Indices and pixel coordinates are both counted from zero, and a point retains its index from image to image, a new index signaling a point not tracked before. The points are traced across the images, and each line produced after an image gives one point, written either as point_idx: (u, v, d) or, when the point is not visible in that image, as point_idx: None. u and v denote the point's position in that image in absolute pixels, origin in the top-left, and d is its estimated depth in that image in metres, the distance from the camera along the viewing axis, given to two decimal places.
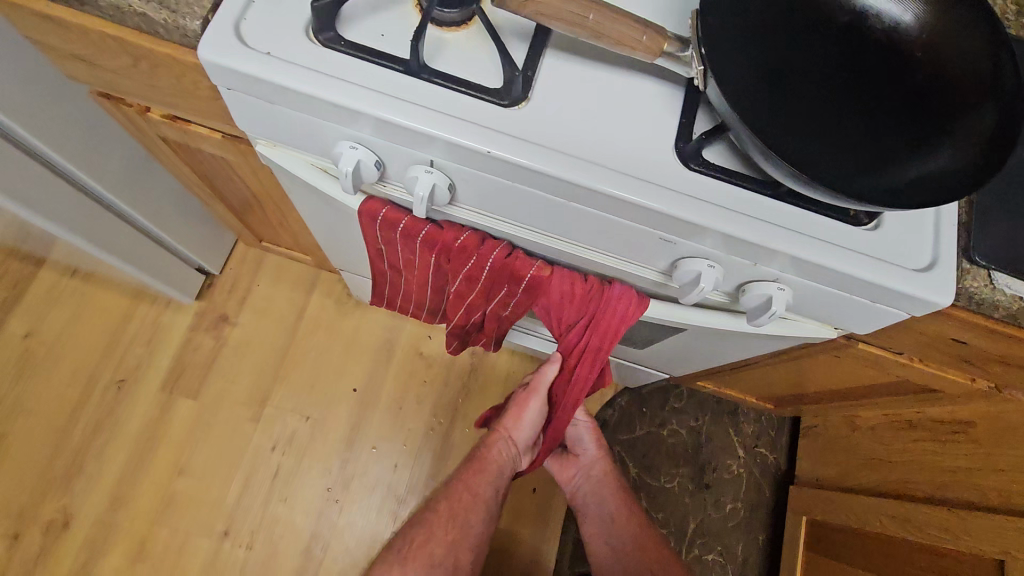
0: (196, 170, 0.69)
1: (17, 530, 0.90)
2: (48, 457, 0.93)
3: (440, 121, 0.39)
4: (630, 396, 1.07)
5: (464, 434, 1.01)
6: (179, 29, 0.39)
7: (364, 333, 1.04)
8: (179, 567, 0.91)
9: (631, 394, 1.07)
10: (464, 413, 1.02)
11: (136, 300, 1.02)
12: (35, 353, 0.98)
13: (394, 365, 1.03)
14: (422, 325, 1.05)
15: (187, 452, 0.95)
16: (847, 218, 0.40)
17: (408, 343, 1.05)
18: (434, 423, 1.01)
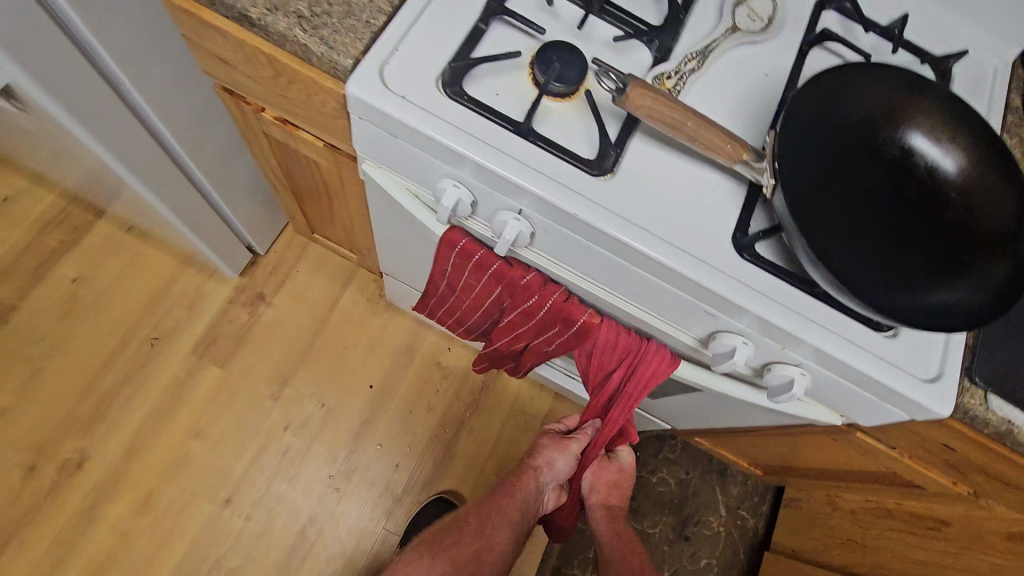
0: (282, 164, 0.75)
1: (35, 461, 0.94)
2: (75, 398, 0.98)
3: (538, 179, 0.44)
4: None
5: (466, 447, 1.06)
6: (331, 63, 0.46)
7: (389, 335, 1.10)
8: (179, 525, 0.95)
9: None
10: (470, 427, 1.07)
11: (183, 265, 1.07)
12: (81, 298, 1.03)
13: (412, 369, 1.08)
14: (443, 337, 1.11)
15: (206, 417, 1.00)
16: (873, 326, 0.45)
17: (428, 351, 1.10)
18: (440, 431, 1.06)
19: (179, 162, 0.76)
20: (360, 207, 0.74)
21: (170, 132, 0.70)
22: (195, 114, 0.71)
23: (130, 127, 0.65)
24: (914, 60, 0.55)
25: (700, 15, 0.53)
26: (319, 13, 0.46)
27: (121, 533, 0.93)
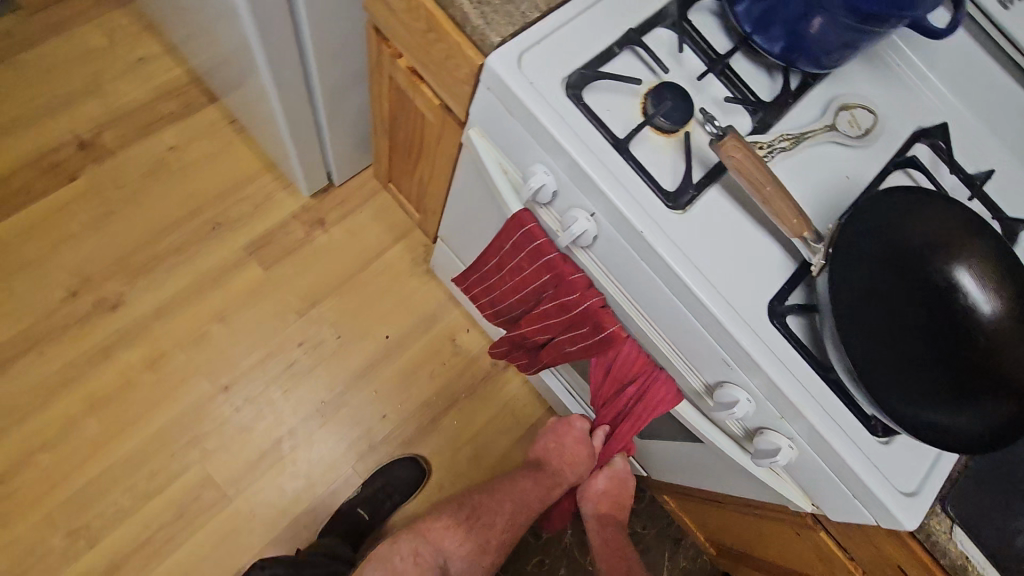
0: (392, 110, 0.82)
1: (79, 288, 1.02)
2: (132, 248, 1.06)
3: (619, 190, 0.49)
4: None
5: (451, 424, 1.10)
6: (480, 35, 0.52)
7: (420, 297, 1.15)
8: (176, 392, 1.01)
9: None
10: (460, 407, 1.11)
11: (266, 169, 1.15)
12: (169, 165, 1.12)
13: (429, 336, 1.14)
14: (466, 318, 1.16)
15: (235, 307, 1.07)
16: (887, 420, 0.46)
17: (449, 325, 1.15)
18: (433, 401, 1.11)
19: (308, 80, 0.84)
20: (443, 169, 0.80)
21: (314, 52, 0.77)
22: (340, 44, 0.79)
23: (283, 33, 0.72)
24: (986, 213, 0.59)
25: (802, 109, 0.58)
26: None
27: (126, 379, 1.00)
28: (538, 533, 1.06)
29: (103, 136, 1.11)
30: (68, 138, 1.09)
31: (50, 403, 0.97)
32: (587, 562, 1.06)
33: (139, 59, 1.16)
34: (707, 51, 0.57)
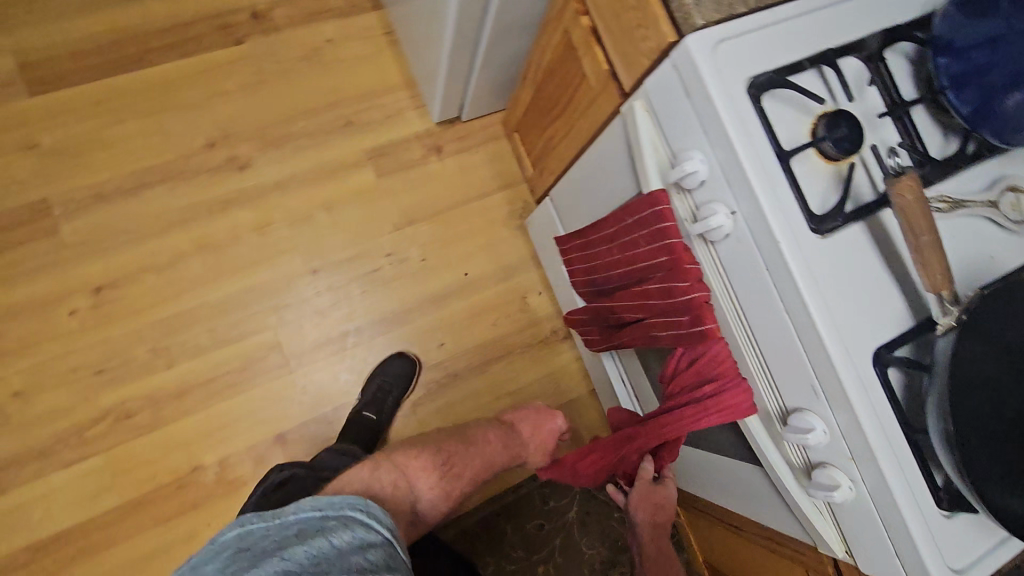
0: (549, 65, 0.84)
1: (218, 142, 1.12)
2: (271, 121, 1.14)
3: (770, 197, 0.50)
4: None
5: (498, 372, 1.15)
6: (685, 15, 0.53)
7: (506, 248, 1.20)
8: (271, 260, 1.09)
9: None
10: (511, 360, 1.16)
11: (405, 86, 1.21)
12: (322, 56, 1.19)
13: (503, 286, 1.18)
14: (541, 281, 1.19)
15: (342, 202, 1.14)
16: (968, 493, 0.46)
17: (524, 282, 1.19)
18: (488, 345, 1.15)
19: (484, 18, 0.87)
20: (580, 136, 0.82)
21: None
22: None
23: None
24: None
25: (967, 177, 0.57)
26: None
27: (234, 236, 1.09)
28: (546, 498, 1.10)
29: (274, 12, 1.18)
30: (244, 6, 1.17)
31: (168, 235, 1.07)
32: (579, 538, 1.09)
33: None
34: (892, 92, 0.56)
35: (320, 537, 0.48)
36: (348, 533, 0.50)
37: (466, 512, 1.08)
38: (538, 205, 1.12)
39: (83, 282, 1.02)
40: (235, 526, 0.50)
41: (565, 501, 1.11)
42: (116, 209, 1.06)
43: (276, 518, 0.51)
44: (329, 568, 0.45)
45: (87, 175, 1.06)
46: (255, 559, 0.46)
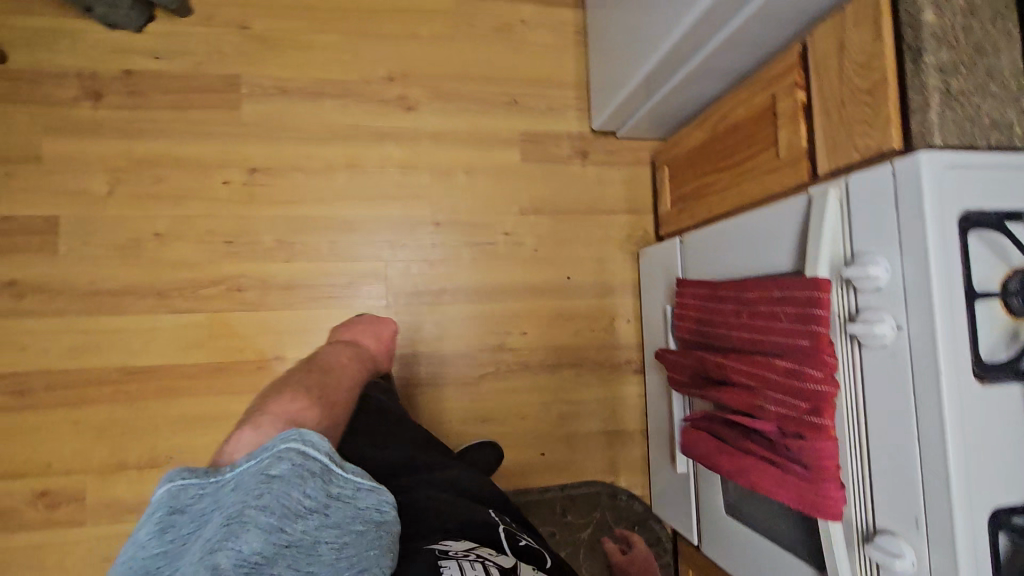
0: (736, 119, 0.86)
1: (396, 79, 1.19)
2: (448, 76, 1.21)
3: (947, 330, 0.50)
4: (642, 509, 1.17)
5: (564, 377, 1.18)
6: (922, 135, 0.54)
7: (613, 267, 1.22)
8: (404, 200, 1.16)
9: (644, 510, 1.17)
10: (579, 372, 1.19)
11: (577, 87, 1.25)
12: (513, 33, 1.24)
13: (596, 302, 1.21)
14: (634, 310, 1.22)
15: (483, 171, 1.20)
16: None
17: (618, 305, 1.21)
18: (564, 350, 1.19)
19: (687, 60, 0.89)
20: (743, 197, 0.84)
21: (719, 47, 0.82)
22: (743, 50, 0.83)
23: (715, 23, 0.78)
24: None
25: None
26: (954, 99, 0.54)
27: (379, 166, 1.16)
28: (565, 511, 1.15)
29: None
30: None
31: (326, 145, 1.15)
32: (585, 561, 1.13)
33: None
34: None
35: (257, 481, 0.51)
36: (283, 471, 0.52)
37: None
38: (658, 242, 1.15)
39: (244, 161, 1.13)
40: (163, 482, 0.52)
41: (582, 521, 1.15)
42: (292, 107, 1.15)
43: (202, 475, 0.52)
44: (263, 517, 0.49)
45: (279, 68, 1.15)
46: (187, 524, 0.50)
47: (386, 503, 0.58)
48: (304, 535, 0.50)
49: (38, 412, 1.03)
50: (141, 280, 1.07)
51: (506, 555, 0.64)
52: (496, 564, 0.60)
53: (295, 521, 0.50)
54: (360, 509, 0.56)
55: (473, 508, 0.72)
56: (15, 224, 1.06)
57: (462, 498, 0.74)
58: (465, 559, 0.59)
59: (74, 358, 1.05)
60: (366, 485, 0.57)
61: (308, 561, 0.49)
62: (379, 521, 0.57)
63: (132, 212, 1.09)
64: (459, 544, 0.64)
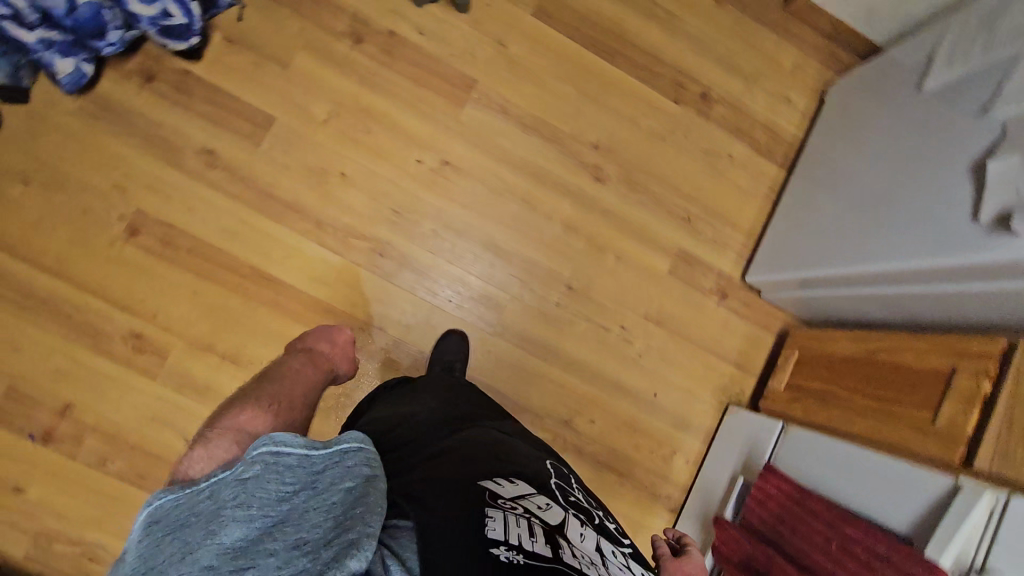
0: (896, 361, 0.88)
1: (600, 149, 1.25)
2: (644, 169, 1.27)
3: None
4: None
5: (605, 480, 1.20)
6: None
7: (698, 407, 1.24)
8: (552, 254, 1.22)
9: None
10: (621, 483, 1.20)
11: (747, 235, 1.29)
12: (718, 161, 1.29)
13: (667, 429, 1.22)
14: (697, 455, 1.23)
15: (630, 264, 1.24)
16: None
17: (685, 442, 1.23)
18: (617, 456, 1.20)
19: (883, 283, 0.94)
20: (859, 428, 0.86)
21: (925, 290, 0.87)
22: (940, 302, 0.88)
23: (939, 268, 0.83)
24: None
25: None
26: None
27: (546, 215, 1.23)
28: None
29: (717, 103, 1.30)
30: (704, 83, 1.30)
31: (513, 174, 1.23)
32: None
33: (791, 97, 1.32)
34: None
35: (229, 485, 0.52)
36: (253, 468, 0.53)
37: None
38: (745, 412, 1.15)
39: (440, 153, 1.21)
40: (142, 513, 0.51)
41: None
42: (503, 128, 1.23)
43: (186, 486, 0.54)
44: (240, 511, 0.50)
45: (510, 92, 1.24)
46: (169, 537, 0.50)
47: (372, 463, 0.59)
48: (285, 515, 0.51)
49: (174, 268, 1.13)
50: (309, 205, 1.17)
51: (555, 506, 0.63)
52: (541, 519, 0.59)
53: (276, 505, 0.52)
54: (347, 472, 0.57)
55: (526, 460, 0.73)
56: (240, 107, 1.17)
57: (518, 446, 0.76)
58: (511, 512, 0.58)
59: (224, 240, 1.15)
60: (348, 449, 0.59)
61: (295, 531, 0.50)
62: (368, 475, 0.58)
63: (332, 147, 1.19)
64: (512, 487, 0.64)
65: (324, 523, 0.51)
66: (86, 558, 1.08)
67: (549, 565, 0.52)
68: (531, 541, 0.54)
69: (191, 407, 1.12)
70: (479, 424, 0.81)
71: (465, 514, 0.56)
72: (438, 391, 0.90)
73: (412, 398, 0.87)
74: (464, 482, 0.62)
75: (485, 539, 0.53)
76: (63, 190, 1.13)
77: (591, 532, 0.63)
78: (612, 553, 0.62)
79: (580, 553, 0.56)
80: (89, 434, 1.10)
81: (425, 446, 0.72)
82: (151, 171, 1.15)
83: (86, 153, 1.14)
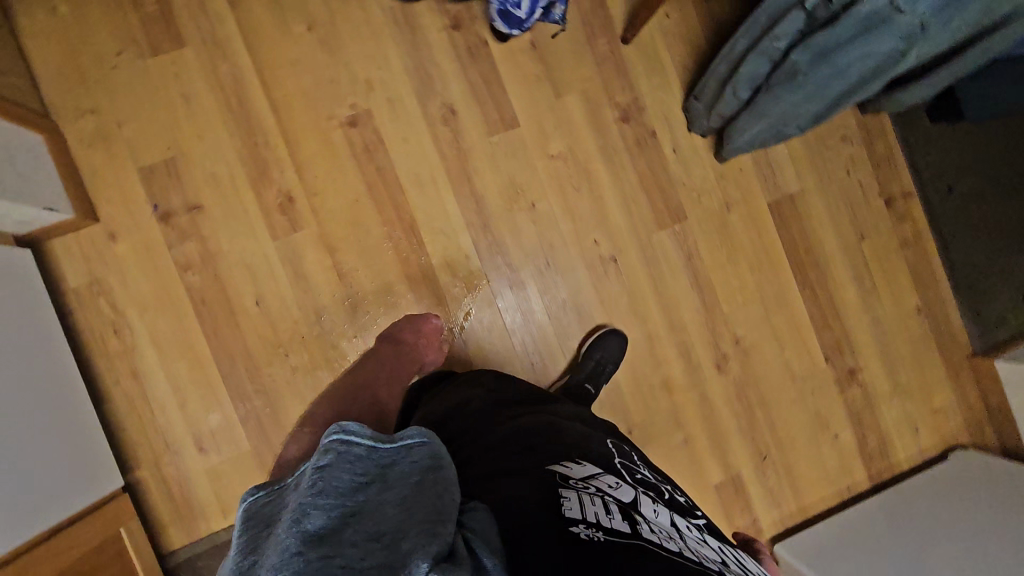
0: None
1: (737, 347, 1.26)
2: (759, 392, 1.26)
3: None
4: None
5: None
6: None
7: None
8: (635, 398, 1.23)
9: None
10: None
11: (799, 510, 1.26)
12: (822, 434, 1.28)
13: None
14: None
15: (688, 455, 1.24)
16: None
17: None
18: None
19: None
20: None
21: None
22: None
23: None
24: None
25: None
26: None
27: (655, 363, 1.24)
28: None
29: (859, 389, 1.29)
30: (862, 364, 1.29)
31: (655, 312, 1.25)
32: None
33: (920, 431, 1.31)
34: None
35: (309, 475, 0.49)
36: (329, 459, 0.50)
37: None
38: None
39: (616, 250, 1.24)
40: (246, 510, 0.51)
41: None
42: (677, 272, 1.25)
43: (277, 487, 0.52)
44: (317, 499, 0.46)
45: (705, 248, 1.26)
46: (262, 529, 0.47)
47: (440, 462, 0.56)
48: (361, 502, 0.47)
49: (356, 172, 1.19)
50: (487, 209, 1.21)
51: (625, 485, 0.64)
52: (614, 498, 0.59)
53: (352, 494, 0.48)
54: (414, 464, 0.53)
55: (587, 442, 0.75)
56: (501, 96, 1.21)
57: (576, 430, 0.78)
58: (585, 493, 0.59)
59: (408, 183, 1.20)
60: (414, 444, 0.55)
61: (372, 521, 0.45)
62: (435, 470, 0.53)
63: (540, 181, 1.22)
64: (581, 469, 0.65)
65: (398, 514, 0.46)
66: (111, 328, 1.15)
67: (629, 536, 0.51)
68: (607, 517, 0.54)
69: (280, 283, 1.18)
70: (532, 408, 0.84)
71: (541, 498, 0.56)
72: (492, 381, 0.95)
73: (467, 390, 0.93)
74: (534, 471, 0.63)
75: (565, 518, 0.52)
76: (326, 52, 1.18)
77: (663, 509, 0.62)
78: (686, 527, 0.61)
79: (657, 527, 0.56)
80: (192, 240, 1.16)
81: (485, 441, 0.74)
82: (398, 90, 1.19)
83: (364, 40, 1.19)
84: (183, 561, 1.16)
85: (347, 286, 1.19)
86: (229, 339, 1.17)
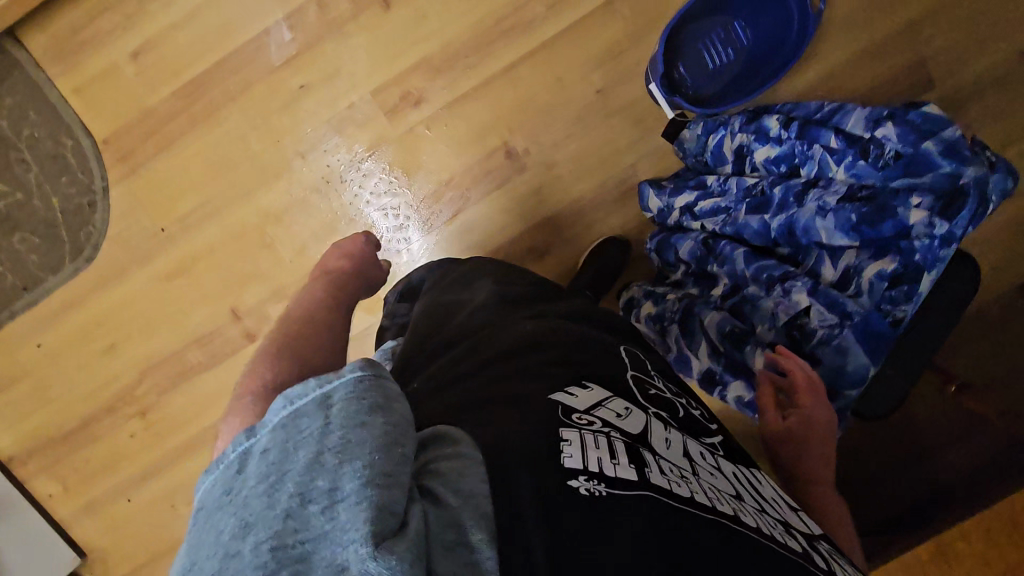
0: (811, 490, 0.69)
1: None
2: None
3: None
4: None
5: (75, 417, 1.22)
6: None
7: (87, 518, 1.25)
8: None
9: None
10: (64, 427, 1.23)
11: None
12: None
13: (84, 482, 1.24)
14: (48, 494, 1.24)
15: None
16: None
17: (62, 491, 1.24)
18: (85, 432, 1.23)
19: None
20: (820, 508, 0.68)
21: None
22: None
23: None
24: None
25: None
26: None
27: None
28: None
29: None
30: None
31: None
32: None
33: None
34: None
35: (253, 456, 0.38)
36: (275, 435, 0.38)
37: (55, 282, 1.17)
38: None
39: None
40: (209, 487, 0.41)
41: None
42: None
43: (219, 461, 0.40)
44: (255, 490, 0.35)
45: None
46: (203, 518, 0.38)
47: (394, 391, 0.40)
48: (299, 474, 0.35)
49: (460, 165, 1.12)
50: None
51: (636, 409, 0.54)
52: (622, 433, 0.48)
53: (288, 460, 0.36)
54: (354, 415, 0.37)
55: (598, 351, 0.62)
56: None
57: (585, 337, 0.63)
58: (590, 431, 0.47)
59: (462, 220, 1.14)
60: (357, 378, 0.39)
61: (304, 486, 0.34)
62: (371, 403, 0.38)
63: None
64: (586, 395, 0.53)
65: (341, 476, 0.34)
66: None
67: (636, 490, 0.42)
68: (612, 464, 0.43)
69: (329, 106, 1.10)
70: (537, 311, 0.70)
71: (534, 433, 0.44)
72: (504, 278, 0.78)
73: (473, 284, 0.78)
74: (529, 400, 0.50)
75: (560, 467, 0.42)
76: (578, 114, 1.10)
77: (675, 435, 0.54)
78: (699, 455, 0.54)
79: (668, 466, 0.47)
80: (351, 6, 1.08)
81: (480, 354, 0.60)
82: (554, 195, 1.13)
83: (598, 150, 1.11)
84: (14, 58, 1.09)
85: (342, 176, 1.13)
86: (255, 63, 1.09)
